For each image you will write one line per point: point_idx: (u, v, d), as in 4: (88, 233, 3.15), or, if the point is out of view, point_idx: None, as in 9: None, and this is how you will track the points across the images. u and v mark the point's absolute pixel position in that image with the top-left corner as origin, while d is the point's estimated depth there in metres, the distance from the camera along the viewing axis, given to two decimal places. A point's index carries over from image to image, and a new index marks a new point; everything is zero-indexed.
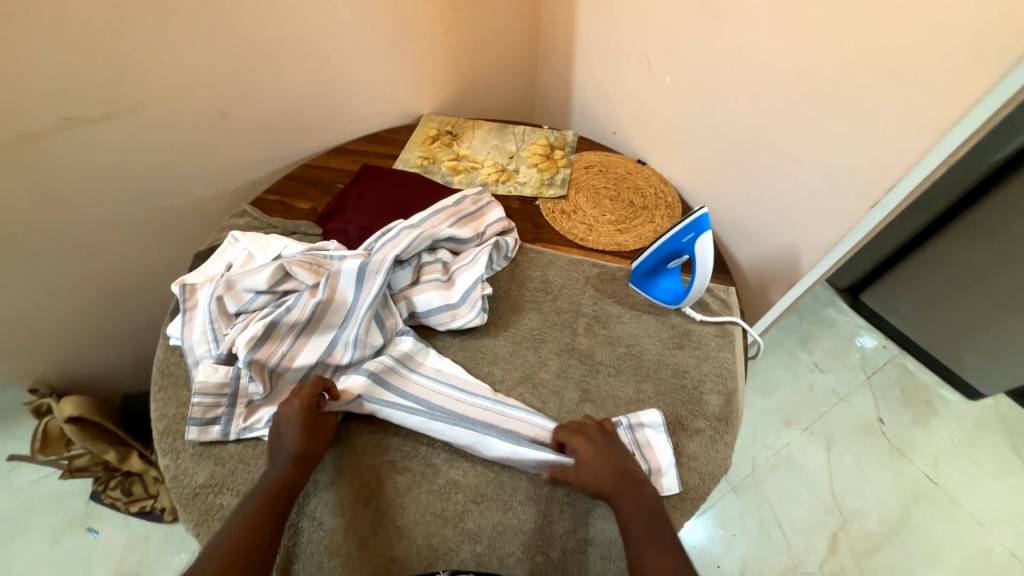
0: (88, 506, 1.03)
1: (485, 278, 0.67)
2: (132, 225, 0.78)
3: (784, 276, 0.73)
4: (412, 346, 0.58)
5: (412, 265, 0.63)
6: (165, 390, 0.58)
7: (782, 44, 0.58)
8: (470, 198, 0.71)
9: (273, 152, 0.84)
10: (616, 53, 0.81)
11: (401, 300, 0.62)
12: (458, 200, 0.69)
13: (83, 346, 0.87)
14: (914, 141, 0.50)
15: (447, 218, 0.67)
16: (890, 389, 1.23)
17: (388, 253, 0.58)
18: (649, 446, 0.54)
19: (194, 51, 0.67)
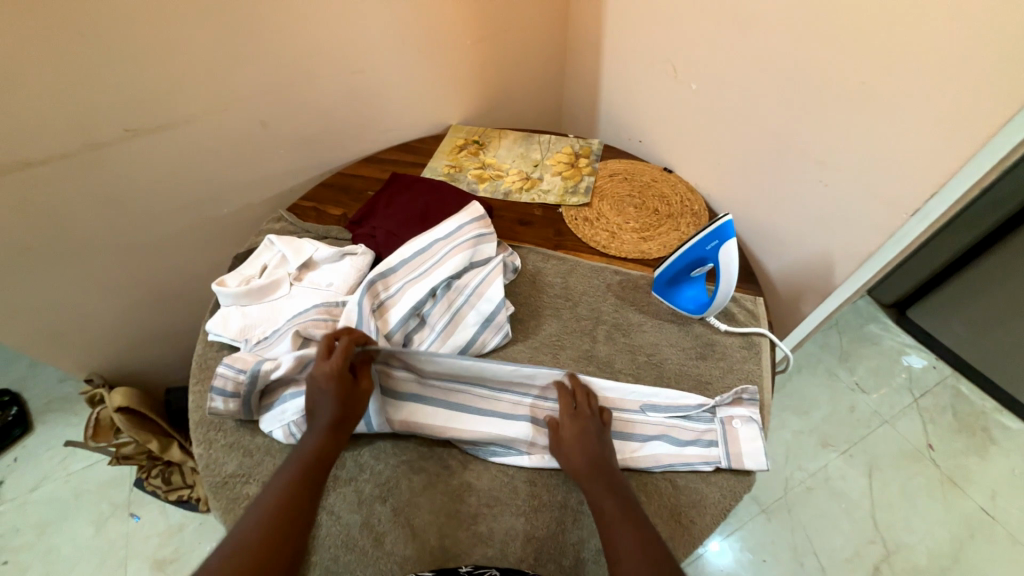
0: (131, 493, 1.10)
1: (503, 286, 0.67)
2: (180, 229, 0.83)
3: (817, 288, 0.70)
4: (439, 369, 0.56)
5: (441, 298, 0.61)
6: (203, 383, 0.62)
7: (816, 47, 0.56)
8: (473, 220, 0.68)
9: (309, 161, 0.88)
10: (644, 61, 0.81)
11: (435, 333, 0.60)
12: (462, 225, 0.67)
13: (132, 342, 0.93)
14: (960, 146, 0.48)
15: (459, 243, 0.65)
16: (941, 413, 1.14)
17: (399, 295, 0.61)
18: (736, 438, 0.54)
19: (240, 66, 0.71)
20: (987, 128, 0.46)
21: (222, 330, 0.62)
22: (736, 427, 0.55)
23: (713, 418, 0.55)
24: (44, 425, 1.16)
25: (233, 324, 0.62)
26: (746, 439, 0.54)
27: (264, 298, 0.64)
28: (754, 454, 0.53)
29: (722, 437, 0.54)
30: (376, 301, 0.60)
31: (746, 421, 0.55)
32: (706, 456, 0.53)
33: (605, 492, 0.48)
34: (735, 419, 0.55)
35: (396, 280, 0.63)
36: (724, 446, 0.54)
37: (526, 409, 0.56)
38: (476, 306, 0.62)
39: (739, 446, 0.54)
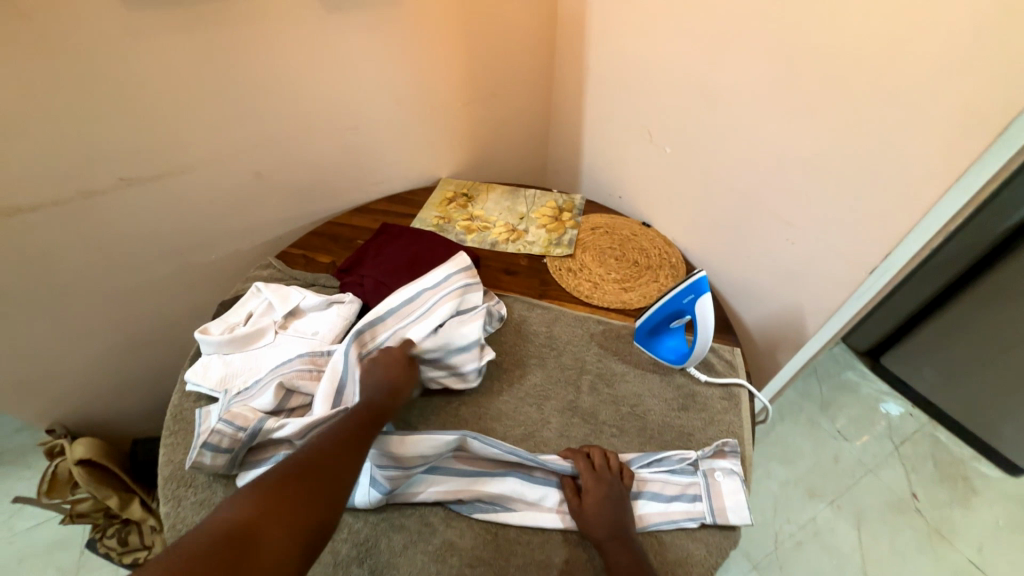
0: (82, 556, 1.01)
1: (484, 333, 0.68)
2: (165, 274, 0.83)
3: (791, 338, 0.73)
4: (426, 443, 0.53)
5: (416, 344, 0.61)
6: (176, 435, 0.60)
7: (772, 120, 0.63)
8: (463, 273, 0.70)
9: (301, 210, 0.91)
10: (621, 126, 0.88)
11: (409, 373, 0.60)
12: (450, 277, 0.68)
13: (103, 389, 0.90)
14: (907, 211, 0.53)
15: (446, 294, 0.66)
16: (921, 461, 1.15)
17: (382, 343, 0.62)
18: (718, 492, 0.54)
19: (242, 122, 0.75)
20: (928, 196, 0.51)
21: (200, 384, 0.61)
22: (719, 479, 0.55)
23: (696, 469, 0.56)
24: None
25: (212, 375, 0.61)
26: (728, 492, 0.54)
27: (243, 348, 0.63)
28: (738, 507, 0.53)
29: (704, 490, 0.54)
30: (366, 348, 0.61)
31: (727, 475, 0.55)
32: (691, 512, 0.53)
33: (622, 556, 0.47)
34: (717, 471, 0.56)
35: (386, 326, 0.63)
36: (704, 500, 0.54)
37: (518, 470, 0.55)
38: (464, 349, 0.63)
39: (723, 500, 0.54)
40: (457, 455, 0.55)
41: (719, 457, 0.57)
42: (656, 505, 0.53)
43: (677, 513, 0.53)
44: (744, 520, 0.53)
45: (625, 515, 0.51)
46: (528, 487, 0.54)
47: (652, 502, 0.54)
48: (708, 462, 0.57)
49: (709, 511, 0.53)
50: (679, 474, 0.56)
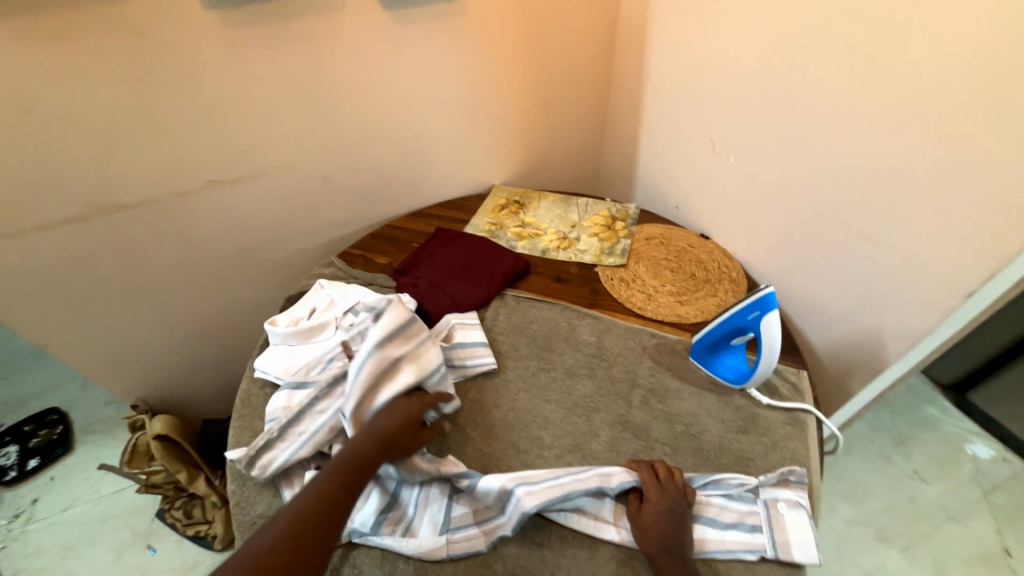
0: (151, 524, 1.10)
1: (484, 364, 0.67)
2: (240, 269, 0.90)
3: (865, 363, 0.67)
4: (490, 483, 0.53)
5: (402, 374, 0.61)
6: (243, 418, 0.64)
7: (853, 128, 0.59)
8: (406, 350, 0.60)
9: (362, 213, 0.95)
10: (682, 135, 0.86)
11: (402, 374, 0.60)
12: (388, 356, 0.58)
13: (181, 371, 0.98)
14: (1014, 229, 0.48)
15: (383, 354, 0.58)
16: (1017, 512, 1.02)
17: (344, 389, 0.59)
18: (782, 525, 0.51)
19: (315, 129, 0.81)
20: None
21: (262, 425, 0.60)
22: (782, 512, 0.52)
23: (756, 498, 0.53)
24: (84, 446, 1.21)
25: (277, 405, 0.60)
26: (794, 526, 0.51)
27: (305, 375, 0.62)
28: (804, 543, 0.50)
29: (766, 521, 0.51)
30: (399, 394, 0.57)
31: (792, 509, 0.52)
32: (751, 543, 0.50)
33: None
34: (781, 502, 0.52)
35: (413, 368, 0.59)
36: (766, 531, 0.50)
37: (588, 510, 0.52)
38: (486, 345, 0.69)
39: (787, 535, 0.50)
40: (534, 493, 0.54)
41: (783, 487, 0.54)
42: (710, 531, 0.51)
43: (735, 542, 0.50)
44: (811, 558, 0.49)
45: (682, 535, 0.49)
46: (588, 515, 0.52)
47: (707, 526, 0.51)
48: (770, 491, 0.53)
49: (771, 544, 0.50)
50: (737, 502, 0.53)
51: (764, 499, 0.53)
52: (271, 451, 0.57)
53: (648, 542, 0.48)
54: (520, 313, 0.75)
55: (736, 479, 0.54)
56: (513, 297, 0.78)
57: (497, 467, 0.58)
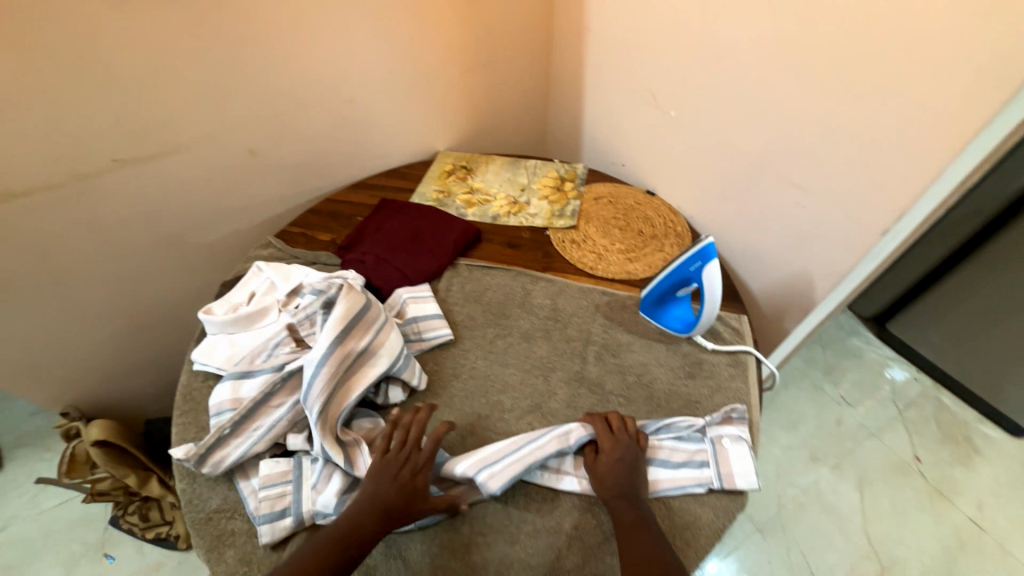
0: (105, 532, 1.04)
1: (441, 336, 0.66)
2: (165, 257, 0.82)
3: (797, 304, 0.72)
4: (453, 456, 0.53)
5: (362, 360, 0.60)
6: (187, 414, 0.60)
7: (784, 76, 0.60)
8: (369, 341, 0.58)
9: (297, 188, 0.89)
10: (624, 90, 0.85)
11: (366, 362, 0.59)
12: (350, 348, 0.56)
13: (113, 372, 0.91)
14: (922, 169, 0.51)
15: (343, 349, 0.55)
16: (925, 424, 1.16)
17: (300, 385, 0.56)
18: (726, 458, 0.55)
19: (231, 97, 0.73)
20: (945, 155, 0.49)
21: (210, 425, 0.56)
22: (726, 446, 0.55)
23: (703, 437, 0.56)
24: (14, 461, 1.11)
25: (223, 397, 0.56)
26: (737, 458, 0.54)
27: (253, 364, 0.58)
28: (746, 473, 0.54)
29: (711, 456, 0.55)
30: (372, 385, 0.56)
31: (735, 442, 0.55)
32: (698, 478, 0.54)
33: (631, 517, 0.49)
34: (725, 438, 0.56)
35: (383, 356, 0.58)
36: (710, 465, 0.54)
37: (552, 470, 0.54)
38: (442, 317, 0.67)
39: (731, 466, 0.54)
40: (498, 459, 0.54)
41: (727, 424, 0.58)
42: (661, 471, 0.54)
43: (683, 480, 0.54)
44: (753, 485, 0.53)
45: (636, 480, 0.51)
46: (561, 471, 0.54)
47: (658, 467, 0.54)
48: (715, 429, 0.57)
49: (716, 476, 0.53)
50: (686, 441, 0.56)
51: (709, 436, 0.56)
52: (224, 448, 0.53)
53: (602, 490, 0.51)
54: (473, 282, 0.74)
55: (685, 421, 0.57)
56: (465, 266, 0.76)
57: (459, 434, 0.58)
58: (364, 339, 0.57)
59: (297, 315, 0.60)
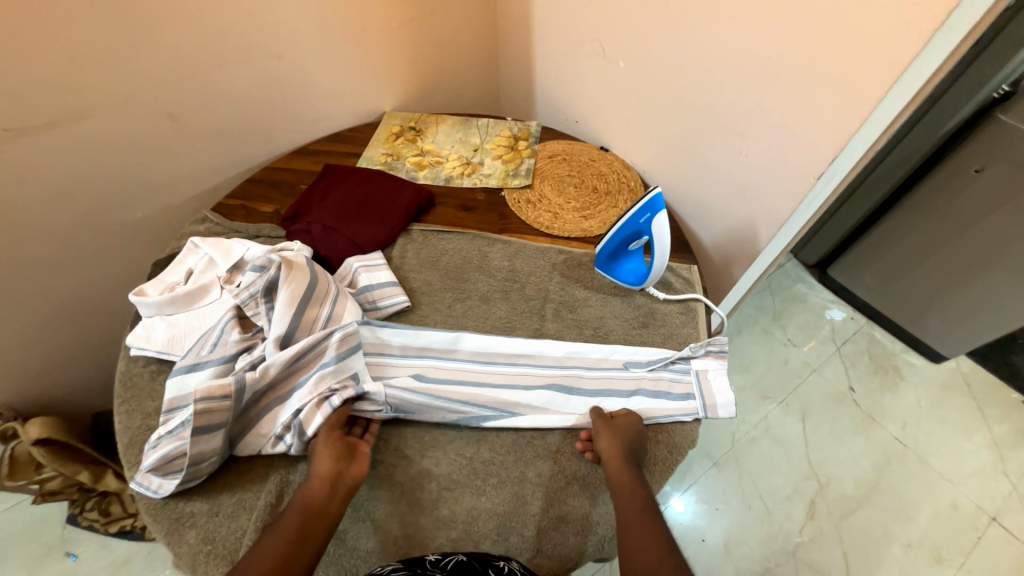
0: (65, 531, 1.00)
1: (400, 306, 0.64)
2: (88, 238, 0.76)
3: (744, 251, 0.75)
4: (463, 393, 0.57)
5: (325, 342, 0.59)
6: (129, 402, 0.57)
7: (727, 22, 0.59)
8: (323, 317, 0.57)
9: (232, 156, 0.83)
10: (573, 41, 0.82)
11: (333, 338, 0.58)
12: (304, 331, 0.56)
13: (46, 366, 0.84)
14: (854, 112, 0.53)
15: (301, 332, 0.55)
16: (859, 358, 1.27)
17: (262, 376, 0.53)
18: (709, 392, 0.58)
19: (140, 55, 0.65)
20: (873, 96, 0.51)
21: (156, 438, 0.50)
22: (711, 379, 0.59)
23: (688, 370, 0.60)
24: None
25: (177, 394, 0.52)
26: (716, 391, 0.58)
27: (204, 357, 0.54)
28: (727, 403, 0.58)
29: (700, 389, 0.59)
30: (349, 350, 0.56)
31: (722, 376, 0.60)
32: (686, 408, 0.58)
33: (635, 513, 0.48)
34: (710, 372, 0.60)
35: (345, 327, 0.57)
36: (697, 397, 0.58)
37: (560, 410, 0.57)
38: (398, 284, 0.66)
39: (714, 398, 0.58)
40: (473, 375, 0.59)
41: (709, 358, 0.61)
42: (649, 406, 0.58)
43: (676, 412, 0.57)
44: (730, 414, 0.58)
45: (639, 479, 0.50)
46: (548, 393, 0.58)
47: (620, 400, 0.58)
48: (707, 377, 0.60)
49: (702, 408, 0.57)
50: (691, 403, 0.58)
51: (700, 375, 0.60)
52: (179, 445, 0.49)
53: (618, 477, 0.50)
54: (428, 247, 0.72)
55: (672, 355, 0.61)
56: (419, 232, 0.74)
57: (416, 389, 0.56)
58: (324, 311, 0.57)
59: (241, 294, 0.57)
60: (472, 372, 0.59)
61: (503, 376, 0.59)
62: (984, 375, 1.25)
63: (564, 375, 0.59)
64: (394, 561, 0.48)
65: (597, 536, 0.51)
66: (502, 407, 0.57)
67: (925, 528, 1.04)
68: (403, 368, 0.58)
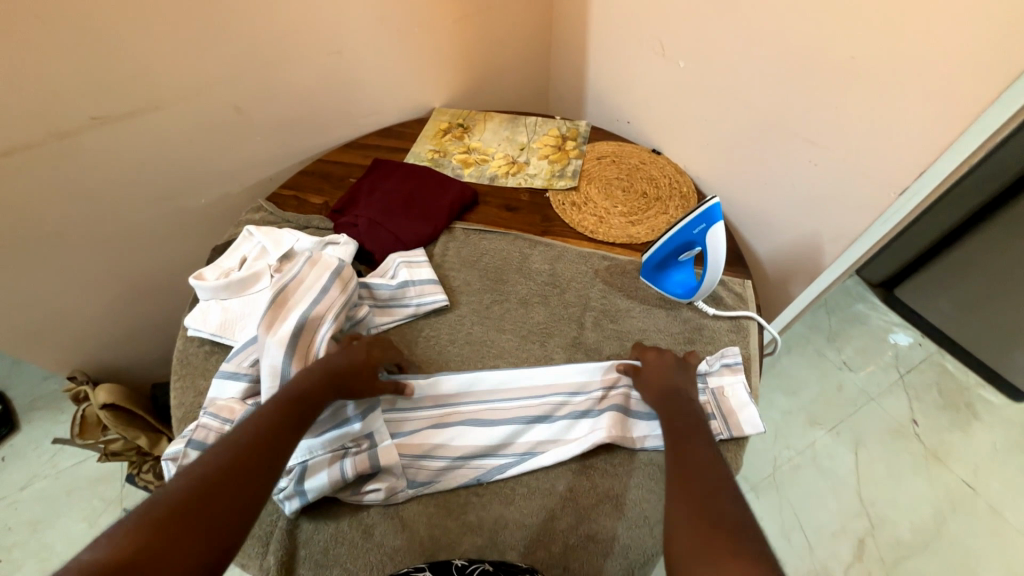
0: (123, 489, 1.08)
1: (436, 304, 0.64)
2: (156, 221, 0.81)
3: (805, 269, 0.70)
4: (487, 439, 0.54)
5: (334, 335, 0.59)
6: (184, 380, 0.60)
7: (806, 20, 0.54)
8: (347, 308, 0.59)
9: (288, 148, 0.86)
10: (631, 38, 0.78)
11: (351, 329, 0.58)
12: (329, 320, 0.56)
13: (115, 337, 0.91)
14: (951, 123, 0.47)
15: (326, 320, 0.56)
16: (926, 388, 1.16)
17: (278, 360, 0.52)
18: (731, 409, 0.56)
19: (210, 51, 0.68)
20: (977, 105, 0.45)
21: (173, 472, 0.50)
22: (729, 396, 0.56)
23: (704, 389, 0.57)
24: (30, 424, 1.13)
25: (219, 396, 0.54)
26: (737, 407, 0.56)
27: (232, 419, 0.51)
28: (751, 419, 0.55)
29: (718, 410, 0.56)
30: (368, 409, 0.53)
31: (742, 386, 0.57)
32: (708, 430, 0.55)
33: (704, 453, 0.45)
34: (727, 387, 0.57)
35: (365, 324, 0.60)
36: (717, 420, 0.55)
37: (581, 432, 0.54)
38: (437, 282, 0.66)
39: (736, 415, 0.55)
40: (492, 422, 0.55)
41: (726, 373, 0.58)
42: None
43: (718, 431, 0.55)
44: (757, 430, 0.55)
45: (681, 383, 0.54)
46: (566, 422, 0.55)
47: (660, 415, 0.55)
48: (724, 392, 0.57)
49: (725, 431, 0.54)
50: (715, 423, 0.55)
51: (715, 392, 0.57)
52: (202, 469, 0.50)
53: (664, 384, 0.54)
54: (468, 247, 0.72)
55: None
56: (461, 230, 0.74)
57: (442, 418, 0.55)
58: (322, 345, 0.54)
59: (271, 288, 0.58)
60: (490, 417, 0.55)
61: (522, 411, 0.55)
62: None
63: (583, 400, 0.56)
64: (419, 560, 0.48)
65: (628, 559, 0.49)
66: (524, 450, 0.54)
67: None
68: (415, 413, 0.55)
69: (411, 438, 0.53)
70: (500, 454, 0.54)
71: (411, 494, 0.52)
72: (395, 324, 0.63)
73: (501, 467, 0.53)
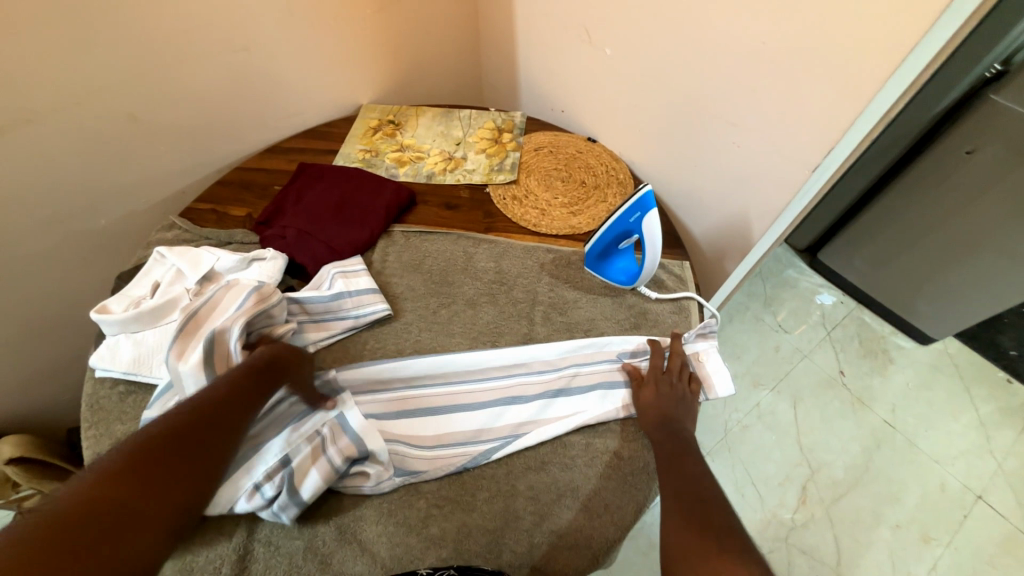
0: None
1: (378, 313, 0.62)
2: (48, 248, 0.71)
3: (737, 244, 0.73)
4: (472, 423, 0.55)
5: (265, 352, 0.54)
6: (97, 426, 0.54)
7: (719, 6, 0.56)
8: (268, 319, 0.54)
9: (200, 157, 0.78)
10: (557, 25, 0.77)
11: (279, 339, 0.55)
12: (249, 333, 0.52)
13: (13, 382, 0.80)
14: (851, 102, 0.50)
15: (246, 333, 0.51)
16: (849, 341, 1.27)
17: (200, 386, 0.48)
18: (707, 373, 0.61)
19: (87, 52, 0.60)
20: (873, 84, 0.48)
21: None
22: (705, 360, 0.62)
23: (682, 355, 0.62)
24: None
25: None
26: (712, 371, 0.61)
27: None
28: (723, 379, 0.61)
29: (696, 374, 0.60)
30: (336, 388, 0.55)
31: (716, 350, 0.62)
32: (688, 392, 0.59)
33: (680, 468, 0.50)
34: (702, 352, 0.62)
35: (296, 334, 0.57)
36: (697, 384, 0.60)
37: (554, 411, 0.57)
38: (378, 291, 0.63)
39: (710, 376, 0.61)
40: (476, 403, 0.57)
41: (700, 339, 0.63)
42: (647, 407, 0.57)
43: None
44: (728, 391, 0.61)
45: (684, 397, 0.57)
46: (542, 401, 0.57)
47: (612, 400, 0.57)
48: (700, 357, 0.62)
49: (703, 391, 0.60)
50: None
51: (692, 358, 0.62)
52: None
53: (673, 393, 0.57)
54: (410, 250, 0.69)
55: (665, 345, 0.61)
56: (400, 234, 0.71)
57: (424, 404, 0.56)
58: (238, 344, 0.49)
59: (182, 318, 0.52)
60: (471, 398, 0.57)
61: (499, 393, 0.57)
62: (970, 355, 1.26)
63: (558, 377, 0.58)
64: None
65: (592, 549, 0.50)
66: (508, 432, 0.55)
67: (913, 509, 1.05)
68: (396, 401, 0.56)
69: (396, 427, 0.54)
70: (484, 435, 0.55)
71: (398, 479, 0.51)
72: (334, 339, 0.60)
73: (486, 450, 0.53)
